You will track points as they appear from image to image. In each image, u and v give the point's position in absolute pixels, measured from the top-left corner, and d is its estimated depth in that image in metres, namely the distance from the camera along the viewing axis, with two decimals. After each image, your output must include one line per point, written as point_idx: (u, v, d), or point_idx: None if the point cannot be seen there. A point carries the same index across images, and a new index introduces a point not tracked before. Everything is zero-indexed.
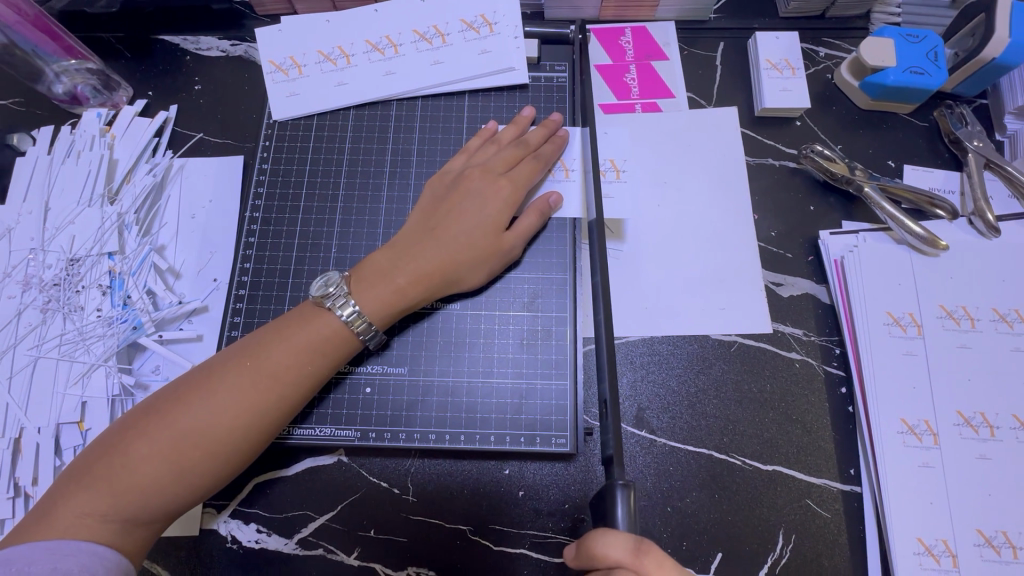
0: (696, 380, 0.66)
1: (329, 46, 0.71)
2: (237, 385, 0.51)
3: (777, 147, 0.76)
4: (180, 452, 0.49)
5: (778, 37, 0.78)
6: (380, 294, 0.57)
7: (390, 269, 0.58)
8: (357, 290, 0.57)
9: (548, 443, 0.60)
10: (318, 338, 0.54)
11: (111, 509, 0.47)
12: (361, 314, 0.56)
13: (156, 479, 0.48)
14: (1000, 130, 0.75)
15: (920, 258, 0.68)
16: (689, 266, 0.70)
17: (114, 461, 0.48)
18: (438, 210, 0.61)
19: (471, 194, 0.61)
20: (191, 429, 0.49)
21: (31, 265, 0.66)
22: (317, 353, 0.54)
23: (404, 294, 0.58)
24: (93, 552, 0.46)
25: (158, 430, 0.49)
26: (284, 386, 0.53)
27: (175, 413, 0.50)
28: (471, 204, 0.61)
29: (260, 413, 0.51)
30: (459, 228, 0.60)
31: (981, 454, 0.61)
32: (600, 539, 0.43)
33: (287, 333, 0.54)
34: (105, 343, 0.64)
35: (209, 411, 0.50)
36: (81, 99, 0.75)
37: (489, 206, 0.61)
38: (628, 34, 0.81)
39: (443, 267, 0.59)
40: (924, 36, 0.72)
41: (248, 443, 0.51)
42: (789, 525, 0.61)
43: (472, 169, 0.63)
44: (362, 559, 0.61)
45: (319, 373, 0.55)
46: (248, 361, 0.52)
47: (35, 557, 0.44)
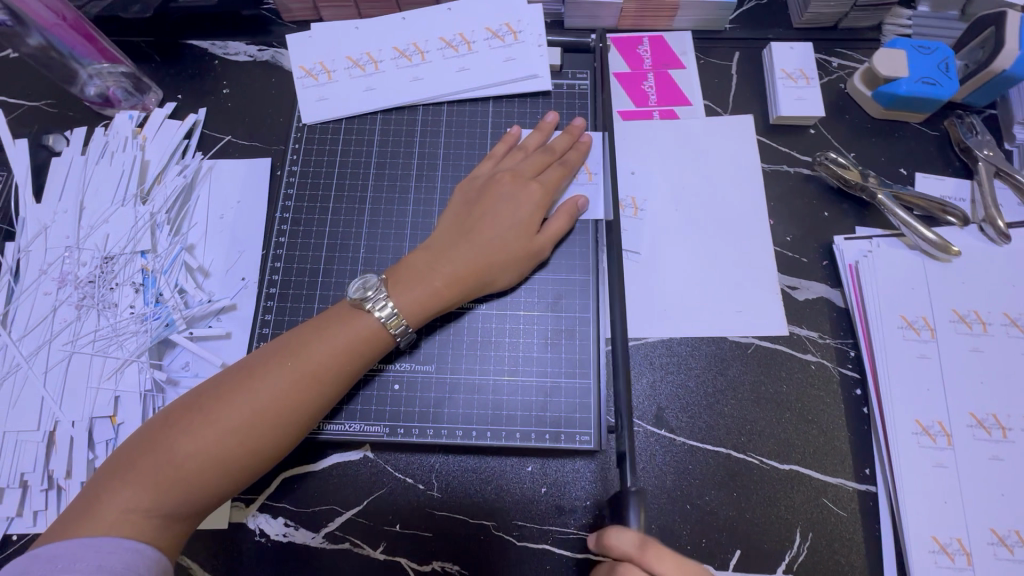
0: (714, 380, 0.68)
1: (358, 52, 0.73)
2: (276, 384, 0.53)
3: (792, 154, 0.78)
4: (222, 448, 0.50)
5: (792, 47, 0.80)
6: (416, 295, 0.58)
7: (427, 271, 0.60)
8: (394, 291, 0.58)
9: (571, 440, 0.61)
10: (354, 338, 0.56)
11: (155, 503, 0.48)
12: (397, 313, 0.57)
13: (199, 474, 0.50)
14: (1009, 139, 0.77)
15: (933, 263, 0.69)
16: (706, 269, 0.72)
17: (158, 457, 0.49)
18: (471, 212, 0.63)
19: (503, 197, 0.63)
20: (233, 427, 0.51)
21: (65, 263, 0.68)
22: (353, 354, 0.56)
23: (439, 296, 0.59)
24: (134, 549, 0.47)
25: (200, 427, 0.50)
26: (321, 385, 0.54)
27: (217, 410, 0.51)
28: (503, 207, 0.62)
29: (299, 411, 0.53)
30: (492, 229, 0.61)
31: (994, 454, 0.62)
32: (612, 534, 0.48)
33: (324, 333, 0.56)
34: (138, 340, 0.65)
35: (251, 409, 0.51)
36: (113, 101, 0.77)
37: (520, 209, 0.63)
38: (646, 43, 0.83)
39: (477, 268, 0.60)
40: (936, 48, 0.74)
41: (286, 440, 0.53)
42: (806, 523, 0.63)
43: (502, 172, 0.65)
44: (388, 554, 0.62)
45: (353, 373, 0.56)
46: (287, 361, 0.54)
47: (82, 555, 0.45)
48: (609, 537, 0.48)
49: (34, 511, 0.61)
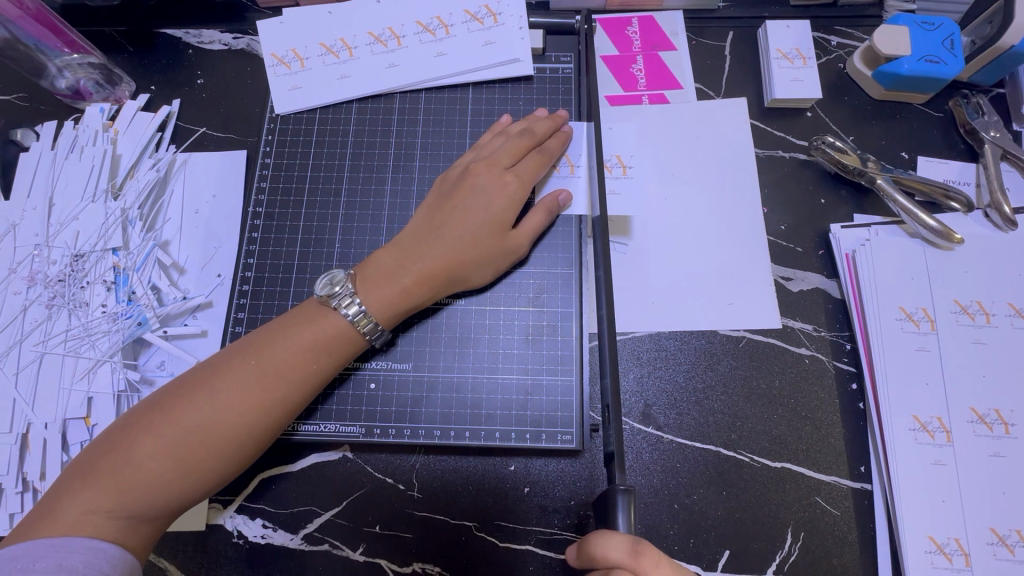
0: (703, 376, 0.65)
1: (332, 38, 0.70)
2: (241, 383, 0.51)
3: (787, 138, 0.74)
4: (186, 449, 0.49)
5: (789, 26, 0.76)
6: (387, 295, 0.56)
7: (396, 268, 0.57)
8: (364, 291, 0.56)
9: (553, 439, 0.59)
10: (323, 337, 0.54)
11: (117, 505, 0.47)
12: (366, 313, 0.55)
13: (162, 475, 0.48)
14: (1017, 120, 0.73)
15: (934, 252, 0.66)
16: (696, 260, 0.69)
17: (120, 458, 0.48)
18: (448, 205, 0.60)
19: (477, 188, 0.60)
20: (196, 427, 0.49)
21: (36, 261, 0.66)
22: (323, 352, 0.54)
23: (410, 293, 0.57)
24: (97, 548, 0.45)
25: (163, 427, 0.49)
26: (288, 384, 0.52)
27: (179, 410, 0.49)
28: (478, 198, 0.60)
29: (265, 411, 0.51)
30: (466, 225, 0.59)
31: (996, 451, 0.60)
32: (600, 542, 0.43)
33: (292, 331, 0.54)
34: (111, 339, 0.64)
35: (215, 408, 0.50)
36: (84, 93, 0.74)
37: (495, 199, 0.60)
38: (635, 24, 0.79)
39: (449, 265, 0.58)
40: (940, 23, 0.70)
41: (254, 440, 0.51)
42: (797, 523, 0.61)
43: (478, 162, 0.62)
44: (368, 555, 0.60)
45: (323, 372, 0.54)
46: (252, 359, 0.52)
47: (41, 553, 0.43)
48: (598, 546, 0.43)
49: (10, 513, 0.60)
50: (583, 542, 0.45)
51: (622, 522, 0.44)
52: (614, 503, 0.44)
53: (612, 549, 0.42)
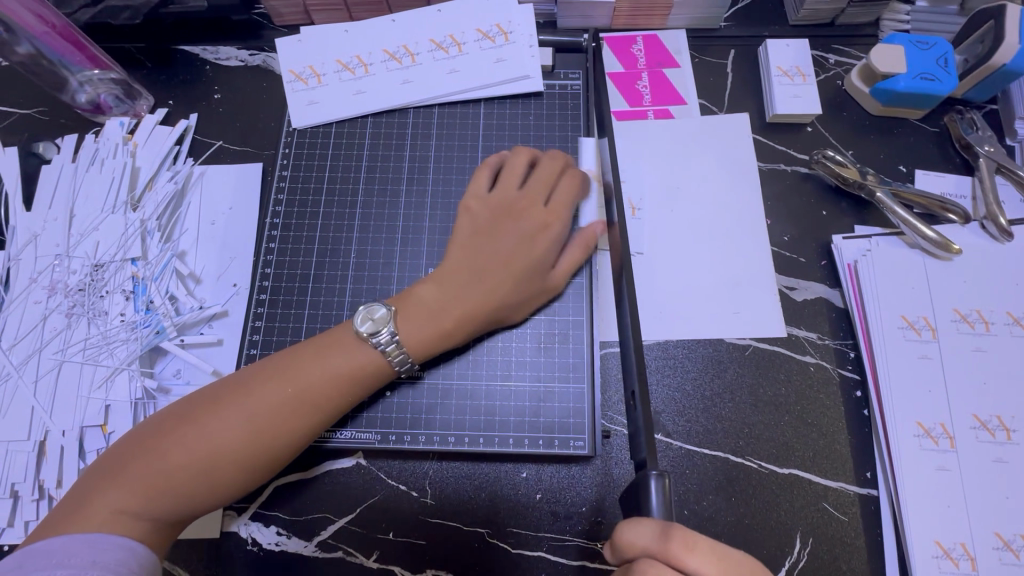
0: (711, 383, 0.67)
1: (347, 55, 0.73)
2: (277, 405, 0.52)
3: (788, 152, 0.76)
4: (215, 461, 0.50)
5: (788, 44, 0.79)
6: (425, 335, 0.57)
7: (438, 307, 0.58)
8: (404, 330, 0.57)
9: (565, 445, 0.60)
10: (359, 364, 0.55)
11: (143, 508, 0.48)
12: (400, 346, 0.56)
13: (188, 483, 0.49)
14: (1010, 135, 0.75)
15: (933, 262, 0.68)
16: (702, 270, 0.71)
17: (149, 462, 0.49)
18: (488, 239, 0.61)
19: (517, 223, 0.61)
20: (230, 444, 0.50)
21: (55, 271, 0.68)
22: (356, 380, 0.55)
23: (447, 331, 0.58)
24: (125, 546, 0.46)
25: (194, 438, 0.50)
26: (321, 409, 0.53)
27: (212, 423, 0.50)
28: (521, 234, 0.61)
29: (298, 433, 0.52)
30: (507, 260, 0.59)
31: (998, 456, 0.61)
32: (628, 529, 0.43)
33: (327, 357, 0.55)
34: (129, 348, 0.65)
35: (248, 426, 0.51)
36: (104, 107, 0.76)
37: (534, 236, 0.61)
38: (640, 42, 0.82)
39: (491, 302, 0.59)
40: (934, 43, 0.73)
41: (282, 458, 0.53)
42: (806, 528, 0.62)
43: (520, 194, 0.63)
44: (381, 562, 0.61)
45: (353, 398, 0.55)
46: (287, 382, 0.53)
47: (74, 550, 0.44)
48: (625, 532, 0.43)
49: (25, 521, 0.60)
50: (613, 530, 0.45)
51: (655, 508, 0.43)
52: (646, 489, 0.43)
53: (638, 536, 0.42)
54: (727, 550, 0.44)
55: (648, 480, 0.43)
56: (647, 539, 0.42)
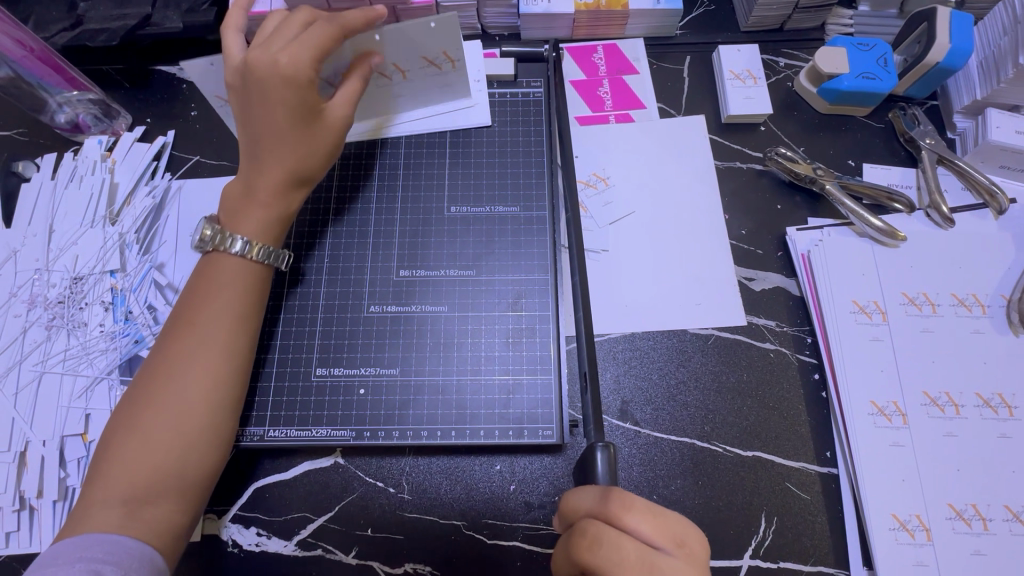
0: (676, 372, 0.69)
1: None
2: (187, 356, 0.55)
3: (743, 150, 0.80)
4: (148, 425, 0.52)
5: (740, 49, 0.83)
6: (261, 218, 0.60)
7: (249, 191, 0.60)
8: (230, 225, 0.60)
9: (535, 435, 0.62)
10: (238, 292, 0.59)
11: (115, 493, 0.50)
12: (250, 241, 0.60)
13: (141, 454, 0.51)
14: (951, 128, 0.80)
15: (882, 249, 0.72)
16: (665, 265, 0.74)
17: (104, 456, 0.52)
18: (253, 119, 0.59)
19: (264, 95, 0.58)
20: (167, 412, 0.53)
21: (35, 285, 0.69)
22: (245, 301, 0.59)
23: (269, 208, 0.61)
24: (114, 540, 0.48)
25: (127, 418, 0.53)
26: (215, 340, 0.56)
27: (136, 401, 0.54)
28: (271, 106, 0.58)
29: (219, 370, 0.55)
30: (275, 130, 0.59)
31: (948, 431, 0.64)
32: (574, 494, 0.48)
33: (205, 294, 0.58)
34: (108, 357, 0.66)
35: (160, 384, 0.54)
36: (82, 126, 0.79)
37: (289, 111, 0.58)
38: (600, 51, 0.86)
39: (286, 172, 0.60)
40: (874, 44, 0.78)
41: (204, 399, 0.54)
42: (770, 507, 0.64)
43: (262, 60, 0.57)
44: (360, 558, 0.62)
45: (246, 312, 0.58)
46: (178, 335, 0.56)
47: (64, 550, 0.47)
48: (572, 498, 0.48)
49: (6, 532, 0.61)
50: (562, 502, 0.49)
51: (601, 473, 0.48)
52: (594, 457, 0.49)
53: (583, 497, 0.47)
54: (664, 513, 0.47)
55: (595, 449, 0.48)
56: (591, 499, 0.47)
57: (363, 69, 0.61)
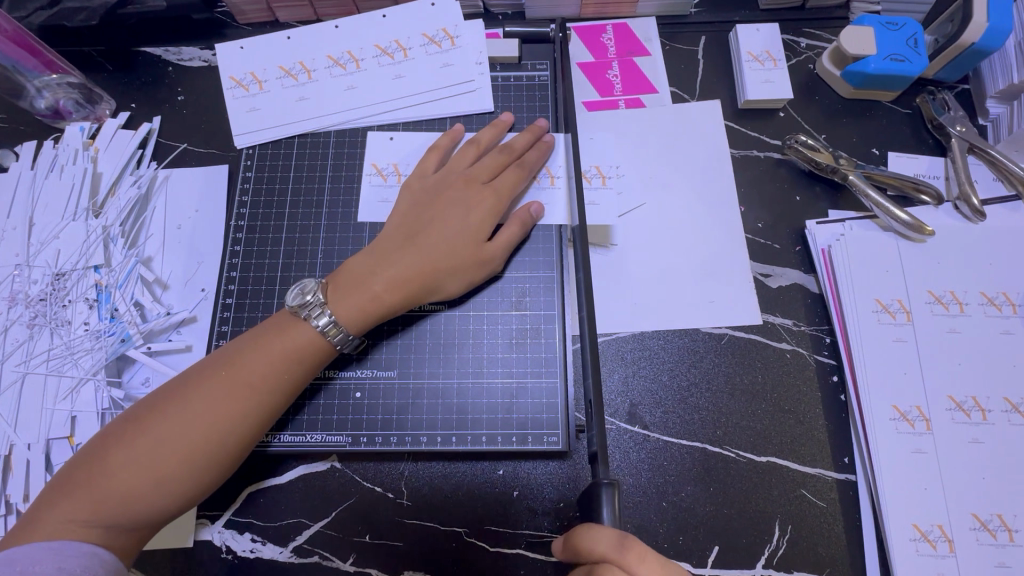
0: (688, 373, 0.66)
1: (290, 61, 0.71)
2: (215, 393, 0.51)
3: (761, 138, 0.76)
4: (159, 463, 0.49)
5: (759, 29, 0.78)
6: (368, 301, 0.57)
7: (367, 275, 0.58)
8: (334, 301, 0.57)
9: (540, 441, 0.59)
10: (292, 346, 0.54)
11: (82, 503, 0.47)
12: (336, 322, 0.56)
13: (138, 486, 0.48)
14: (982, 114, 0.75)
15: (907, 244, 0.68)
16: (677, 260, 0.70)
17: (97, 468, 0.48)
18: (411, 224, 0.61)
19: (454, 204, 0.61)
20: (164, 440, 0.49)
21: (16, 281, 0.66)
22: (294, 361, 0.54)
23: (381, 300, 0.57)
24: (91, 553, 0.46)
25: (138, 441, 0.49)
26: (257, 399, 0.52)
27: (155, 427, 0.50)
28: (451, 216, 0.61)
29: (239, 419, 0.51)
30: (436, 238, 0.60)
31: (974, 437, 0.61)
32: (587, 535, 0.43)
33: (264, 337, 0.55)
34: (93, 357, 0.63)
35: (189, 425, 0.50)
36: (64, 113, 0.75)
37: (470, 225, 0.61)
38: (610, 31, 0.81)
39: (419, 274, 0.58)
40: (903, 24, 0.73)
41: (211, 441, 0.50)
42: (785, 515, 0.61)
43: (453, 178, 0.63)
44: (358, 565, 0.60)
45: (298, 379, 0.55)
46: (226, 377, 0.52)
47: (39, 557, 0.45)
48: (584, 538, 0.43)
49: None
50: (571, 534, 0.45)
51: (607, 516, 0.43)
52: (599, 498, 0.43)
53: (596, 544, 0.42)
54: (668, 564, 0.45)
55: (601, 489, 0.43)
56: (604, 546, 0.42)
57: (521, 219, 0.62)
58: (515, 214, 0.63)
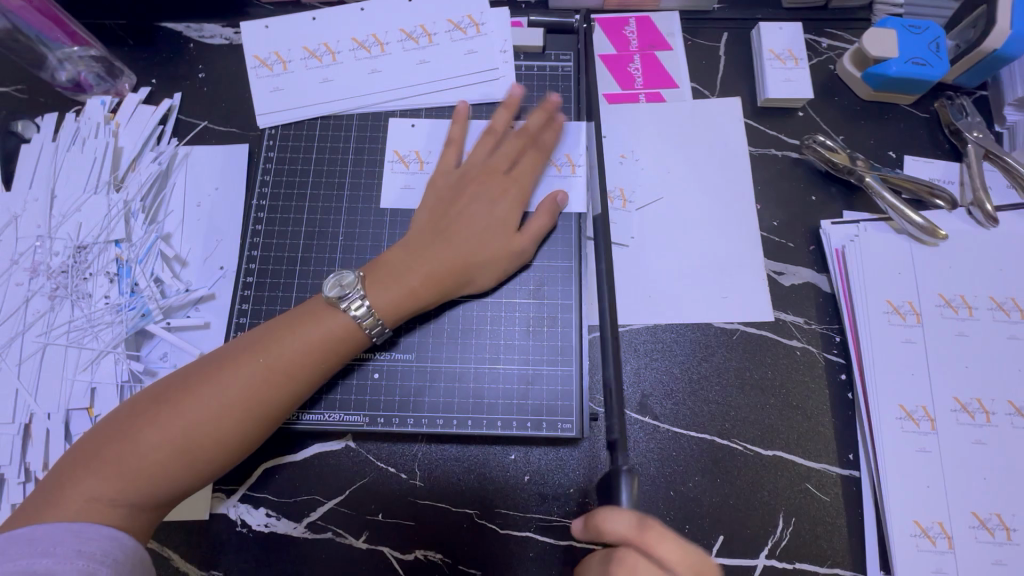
0: (698, 366, 0.67)
1: (315, 42, 0.71)
2: (247, 379, 0.52)
3: (779, 137, 0.76)
4: (189, 443, 0.50)
5: (781, 27, 0.78)
6: (404, 296, 0.58)
7: (403, 269, 0.58)
8: (370, 292, 0.57)
9: (553, 427, 0.61)
10: (324, 336, 0.55)
11: (110, 479, 0.48)
12: (374, 312, 0.56)
13: (166, 466, 0.49)
14: (999, 121, 0.76)
15: (920, 248, 0.69)
16: (692, 256, 0.71)
17: (126, 445, 0.49)
18: (440, 218, 0.61)
19: (477, 198, 0.62)
20: (195, 421, 0.50)
21: (38, 252, 0.66)
22: (325, 351, 0.55)
23: (418, 296, 0.58)
24: (110, 536, 0.46)
25: (168, 421, 0.50)
26: (287, 386, 0.53)
27: (184, 409, 0.50)
28: (477, 210, 0.62)
29: (269, 405, 0.52)
30: (464, 229, 0.60)
31: (977, 438, 0.62)
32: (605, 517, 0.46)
33: (297, 325, 0.55)
34: (114, 331, 0.64)
35: (219, 408, 0.51)
36: (85, 86, 0.75)
37: (496, 216, 0.61)
38: (632, 24, 0.81)
39: (454, 268, 0.59)
40: (926, 27, 0.73)
41: (241, 425, 0.51)
42: (789, 508, 0.63)
43: (475, 172, 0.64)
44: (371, 543, 0.61)
45: (327, 368, 0.56)
46: (258, 362, 0.53)
47: (60, 538, 0.44)
48: (604, 519, 0.46)
49: (11, 504, 0.60)
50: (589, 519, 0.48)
51: (624, 498, 0.47)
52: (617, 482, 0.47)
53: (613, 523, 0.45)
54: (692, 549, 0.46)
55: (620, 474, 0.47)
56: (625, 525, 0.45)
57: (548, 209, 0.63)
58: (541, 204, 0.64)
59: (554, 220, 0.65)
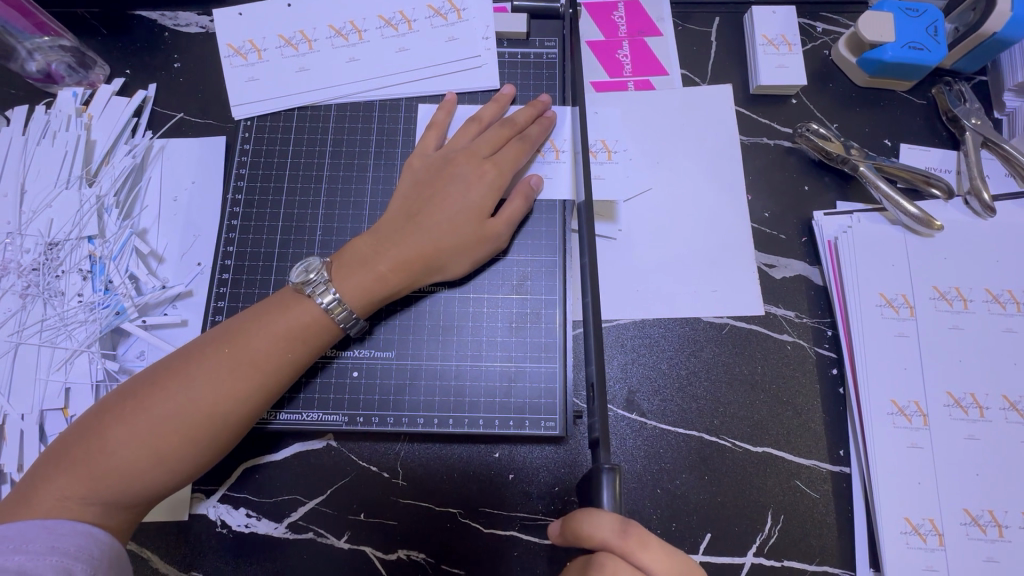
0: (687, 362, 0.66)
1: (290, 30, 0.69)
2: (215, 371, 0.51)
3: (772, 126, 0.74)
4: (159, 439, 0.48)
5: (774, 11, 0.76)
6: (372, 281, 0.56)
7: (371, 254, 0.57)
8: (337, 278, 0.56)
9: (537, 426, 0.59)
10: (295, 325, 0.53)
11: (79, 478, 0.47)
12: (341, 300, 0.55)
13: (136, 463, 0.48)
14: (998, 108, 0.73)
15: (915, 239, 0.67)
16: (681, 249, 0.69)
17: (95, 444, 0.48)
18: (414, 203, 0.60)
19: (457, 178, 0.60)
20: (164, 416, 0.49)
21: (7, 250, 0.65)
22: (297, 341, 0.53)
23: (386, 281, 0.57)
24: (85, 532, 0.46)
25: (137, 416, 0.49)
26: (258, 377, 0.52)
27: (154, 404, 0.49)
28: (454, 191, 0.59)
29: (240, 397, 0.51)
30: (435, 213, 0.58)
31: (970, 434, 0.61)
32: (587, 521, 0.43)
33: (266, 316, 0.54)
34: (88, 329, 0.63)
35: (189, 402, 0.49)
36: (56, 77, 0.73)
37: (472, 201, 0.59)
38: (621, 8, 0.79)
39: (424, 254, 0.57)
40: (923, 10, 0.70)
41: (212, 419, 0.50)
42: (778, 505, 0.62)
43: (456, 153, 0.61)
44: (353, 543, 0.61)
45: (301, 359, 0.54)
46: (228, 354, 0.51)
47: (33, 535, 0.44)
48: (586, 523, 0.43)
49: None
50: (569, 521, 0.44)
51: (607, 499, 0.43)
52: (599, 482, 0.44)
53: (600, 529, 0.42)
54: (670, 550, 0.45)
55: (601, 474, 0.43)
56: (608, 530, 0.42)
57: (523, 192, 0.61)
58: (517, 187, 0.62)
59: (532, 203, 0.63)
